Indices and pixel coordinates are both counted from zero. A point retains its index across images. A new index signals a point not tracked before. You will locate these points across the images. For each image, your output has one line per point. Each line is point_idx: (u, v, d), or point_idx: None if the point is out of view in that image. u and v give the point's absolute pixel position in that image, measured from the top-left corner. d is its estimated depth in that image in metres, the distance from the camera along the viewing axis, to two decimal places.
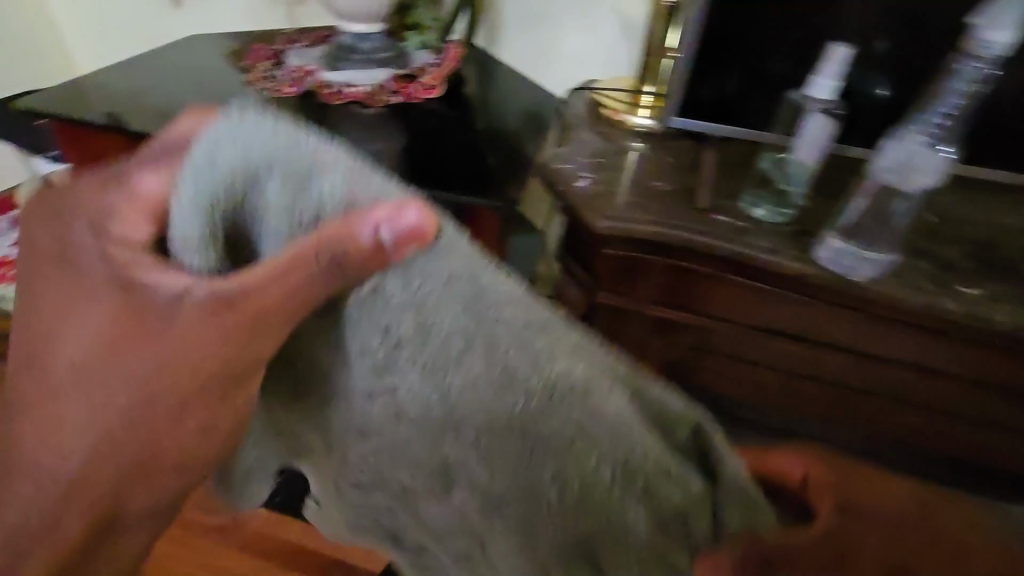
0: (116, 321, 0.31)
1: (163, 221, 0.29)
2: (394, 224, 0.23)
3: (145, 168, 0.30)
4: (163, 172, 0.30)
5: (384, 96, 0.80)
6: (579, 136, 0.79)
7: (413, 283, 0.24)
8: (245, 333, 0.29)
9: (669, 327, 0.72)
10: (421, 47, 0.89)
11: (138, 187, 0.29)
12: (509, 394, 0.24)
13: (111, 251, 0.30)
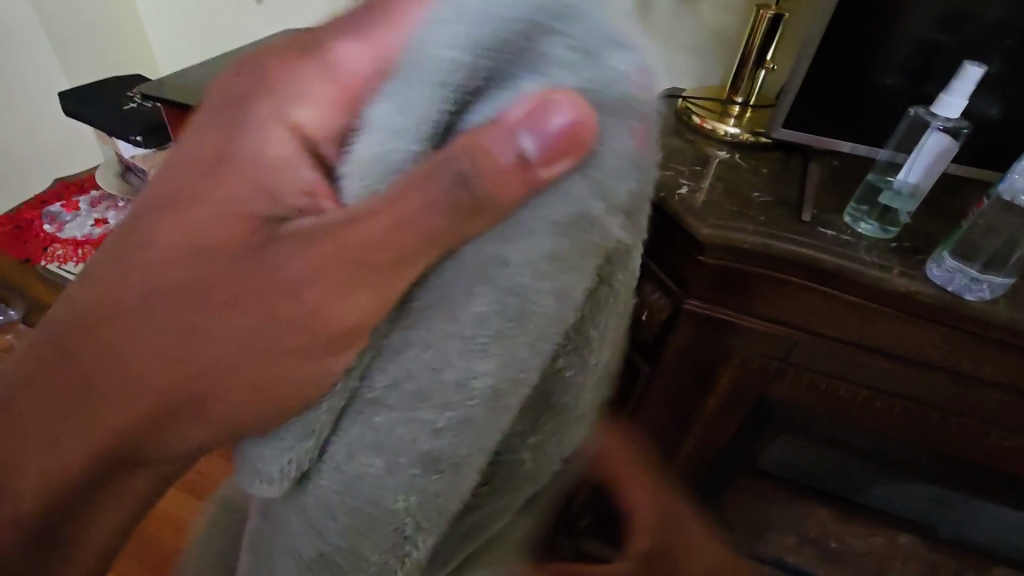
0: (243, 225, 0.23)
1: (355, 109, 0.22)
2: (566, 130, 0.21)
3: (353, 34, 0.22)
4: (371, 42, 0.22)
5: None
6: (669, 142, 0.79)
7: (582, 218, 0.22)
8: (362, 266, 0.23)
9: (756, 337, 0.73)
10: None
11: (343, 61, 0.22)
12: (567, 357, 0.26)
13: (281, 132, 0.23)
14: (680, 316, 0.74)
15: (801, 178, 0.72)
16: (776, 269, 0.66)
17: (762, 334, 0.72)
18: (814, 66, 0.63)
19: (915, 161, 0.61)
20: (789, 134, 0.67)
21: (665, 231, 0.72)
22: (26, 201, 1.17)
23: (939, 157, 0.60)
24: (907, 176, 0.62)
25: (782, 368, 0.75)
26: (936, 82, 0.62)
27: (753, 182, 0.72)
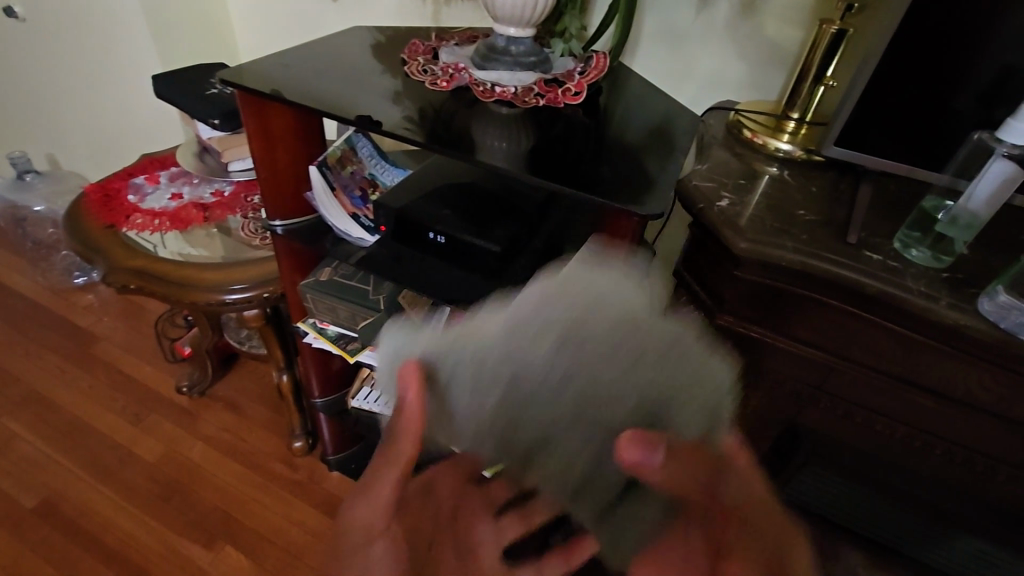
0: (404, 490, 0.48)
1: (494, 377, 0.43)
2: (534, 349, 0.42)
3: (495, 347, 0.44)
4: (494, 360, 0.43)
5: (530, 98, 0.85)
6: (715, 156, 0.79)
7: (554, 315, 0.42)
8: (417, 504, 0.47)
9: (790, 359, 0.70)
10: (565, 54, 0.91)
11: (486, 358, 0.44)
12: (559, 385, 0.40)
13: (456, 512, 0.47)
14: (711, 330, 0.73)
15: (850, 199, 0.70)
16: (817, 291, 0.64)
17: (797, 358, 0.69)
18: (870, 84, 0.61)
19: (975, 194, 0.58)
20: (838, 152, 0.66)
21: (704, 243, 0.71)
22: (116, 171, 1.28)
23: (1001, 190, 0.57)
24: (963, 210, 0.59)
25: (815, 395, 0.72)
26: (1006, 106, 0.58)
27: (799, 201, 0.69)
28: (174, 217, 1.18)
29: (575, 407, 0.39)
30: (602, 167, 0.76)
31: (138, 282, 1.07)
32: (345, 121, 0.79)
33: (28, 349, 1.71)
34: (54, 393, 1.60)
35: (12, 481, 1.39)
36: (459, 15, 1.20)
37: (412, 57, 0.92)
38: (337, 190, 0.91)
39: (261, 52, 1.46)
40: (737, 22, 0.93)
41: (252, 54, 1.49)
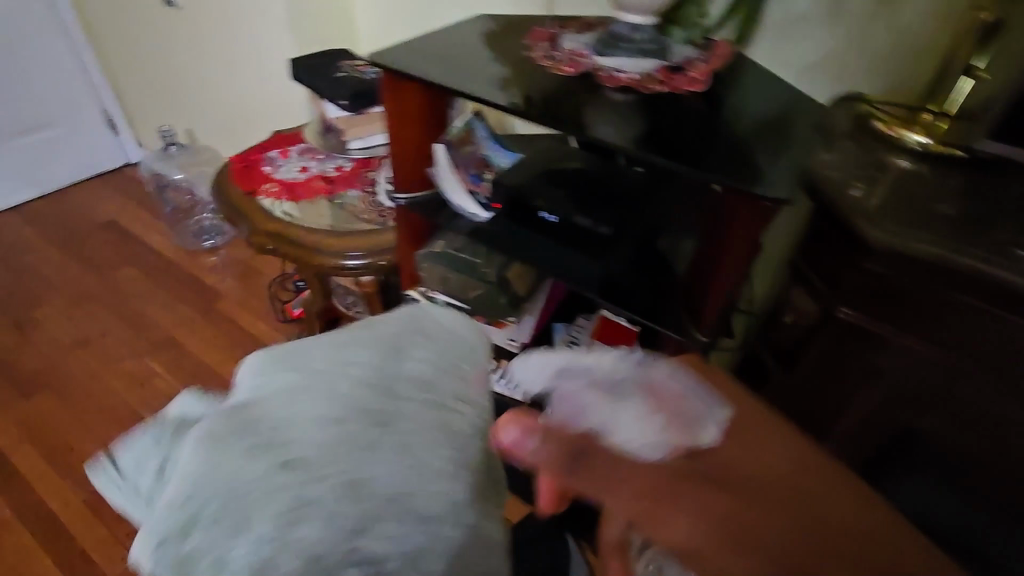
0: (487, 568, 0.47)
1: None
2: None
3: None
4: None
5: (650, 85, 0.85)
6: (842, 145, 0.77)
7: None
8: None
9: (910, 357, 0.69)
10: (685, 42, 0.91)
11: None
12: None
13: None
14: (830, 321, 0.73)
15: (993, 195, 0.68)
16: (951, 287, 0.62)
17: (915, 355, 0.69)
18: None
19: (666, 427, 0.47)
20: (607, 371, 0.51)
21: (827, 229, 0.71)
22: (254, 145, 1.44)
23: (684, 437, 0.47)
24: (704, 439, 0.48)
25: (935, 398, 0.70)
26: None
27: (532, 453, 0.45)
28: (303, 189, 1.31)
29: None
30: (723, 148, 0.76)
31: (273, 244, 1.19)
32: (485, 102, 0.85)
33: (166, 301, 1.94)
34: (186, 341, 1.81)
35: (152, 412, 1.60)
36: (573, 4, 1.23)
37: (534, 43, 0.95)
38: (458, 166, 0.98)
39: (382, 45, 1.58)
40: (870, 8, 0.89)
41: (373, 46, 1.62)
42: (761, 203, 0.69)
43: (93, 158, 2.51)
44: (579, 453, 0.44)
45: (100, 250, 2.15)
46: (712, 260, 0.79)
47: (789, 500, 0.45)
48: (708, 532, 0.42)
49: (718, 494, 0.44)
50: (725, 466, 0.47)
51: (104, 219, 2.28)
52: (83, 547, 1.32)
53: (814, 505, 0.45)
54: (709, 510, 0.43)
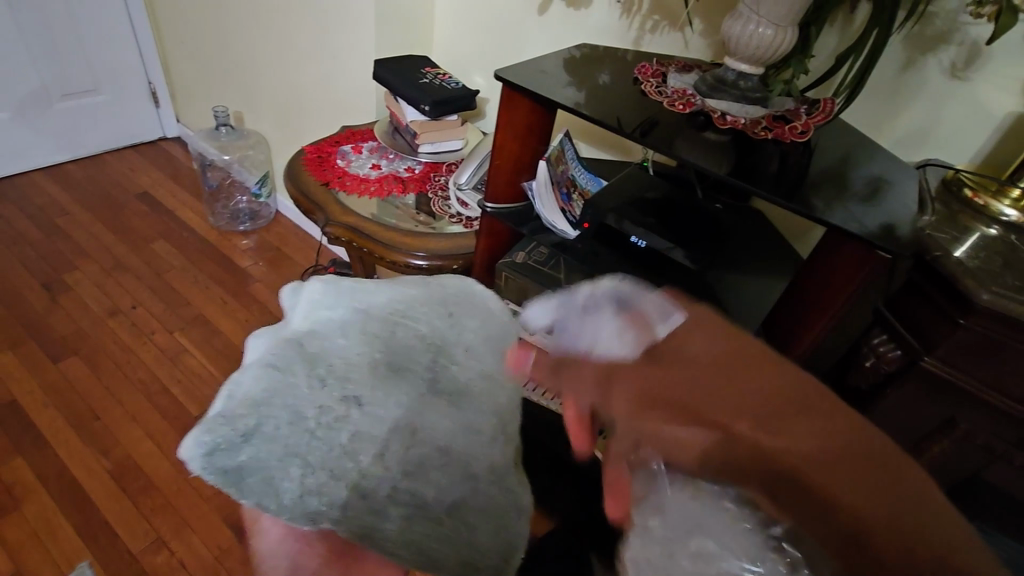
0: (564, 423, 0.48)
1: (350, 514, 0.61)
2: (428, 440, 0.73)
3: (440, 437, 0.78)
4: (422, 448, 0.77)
5: (758, 130, 0.91)
6: (933, 209, 0.84)
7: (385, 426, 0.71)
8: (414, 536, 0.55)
9: (997, 414, 0.73)
10: (785, 93, 0.98)
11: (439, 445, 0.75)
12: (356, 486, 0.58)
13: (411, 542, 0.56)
14: (914, 369, 0.76)
15: None
16: None
17: (1002, 413, 0.72)
18: None
19: (632, 333, 0.43)
20: (589, 297, 0.50)
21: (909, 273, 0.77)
22: (325, 138, 1.46)
23: (640, 332, 0.43)
24: (681, 332, 0.41)
25: (1012, 453, 0.74)
26: None
27: (534, 366, 0.53)
28: (376, 185, 1.34)
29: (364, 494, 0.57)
30: (813, 194, 0.85)
31: (347, 235, 1.21)
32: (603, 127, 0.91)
33: (197, 279, 1.93)
34: (216, 320, 1.80)
35: (182, 389, 1.58)
36: (657, 46, 1.30)
37: (645, 77, 1.02)
38: (553, 184, 1.03)
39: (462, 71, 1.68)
40: (950, 85, 0.95)
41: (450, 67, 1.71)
42: (876, 258, 0.76)
43: (131, 128, 2.51)
44: (558, 365, 0.48)
45: (133, 219, 2.14)
46: (813, 301, 0.84)
47: (768, 377, 0.38)
48: (681, 418, 0.38)
49: (677, 379, 0.39)
50: (700, 354, 0.40)
51: (139, 190, 2.28)
52: (103, 518, 1.29)
53: (813, 410, 0.36)
54: (664, 396, 0.39)
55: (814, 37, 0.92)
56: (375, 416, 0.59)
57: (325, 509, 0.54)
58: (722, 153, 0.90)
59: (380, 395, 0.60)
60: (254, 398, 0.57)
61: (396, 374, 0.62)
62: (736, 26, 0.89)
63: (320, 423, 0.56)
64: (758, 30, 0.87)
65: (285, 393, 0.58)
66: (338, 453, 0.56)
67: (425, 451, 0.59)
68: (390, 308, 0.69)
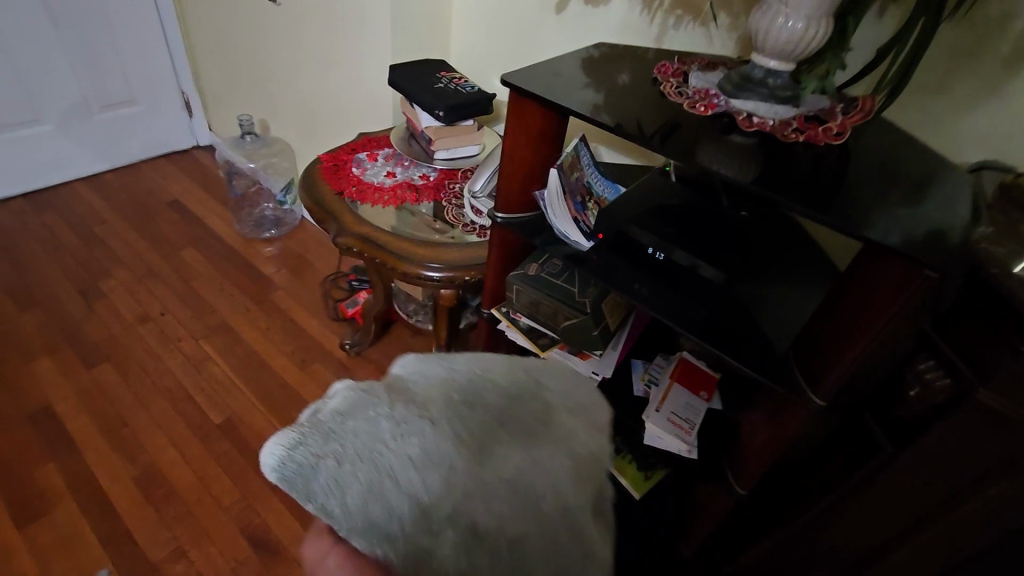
0: None
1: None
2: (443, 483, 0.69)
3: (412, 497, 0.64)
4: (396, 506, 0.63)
5: (788, 131, 0.82)
6: (991, 218, 0.74)
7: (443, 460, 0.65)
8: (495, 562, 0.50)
9: None
10: (819, 91, 0.90)
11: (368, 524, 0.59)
12: (435, 524, 0.50)
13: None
14: (971, 403, 0.67)
15: None
16: None
17: None
18: None
19: None
20: None
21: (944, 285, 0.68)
22: (341, 145, 1.44)
23: None
24: None
25: None
26: None
27: None
28: (390, 194, 1.31)
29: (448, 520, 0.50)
30: (843, 200, 0.76)
31: (359, 247, 1.18)
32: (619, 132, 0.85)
33: (222, 286, 1.96)
34: (240, 328, 1.82)
35: (205, 396, 1.60)
36: (680, 43, 1.23)
37: (664, 76, 0.94)
38: (565, 193, 0.96)
39: (479, 73, 1.64)
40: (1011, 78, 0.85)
41: (467, 71, 1.67)
42: (923, 275, 0.67)
43: (164, 137, 2.57)
44: None
45: (165, 227, 2.18)
46: (850, 323, 0.75)
47: None
48: None
49: None
50: None
51: (170, 199, 2.34)
52: (125, 527, 1.30)
53: None
54: None
55: (852, 30, 0.85)
56: (452, 439, 0.54)
57: (387, 527, 0.49)
58: (747, 156, 0.83)
59: (460, 427, 0.55)
60: (342, 418, 0.54)
61: (481, 413, 0.57)
62: (764, 19, 0.82)
63: (397, 437, 0.52)
64: (788, 23, 0.80)
65: (366, 419, 0.53)
66: (405, 472, 0.50)
67: (491, 481, 0.53)
68: (470, 362, 0.64)
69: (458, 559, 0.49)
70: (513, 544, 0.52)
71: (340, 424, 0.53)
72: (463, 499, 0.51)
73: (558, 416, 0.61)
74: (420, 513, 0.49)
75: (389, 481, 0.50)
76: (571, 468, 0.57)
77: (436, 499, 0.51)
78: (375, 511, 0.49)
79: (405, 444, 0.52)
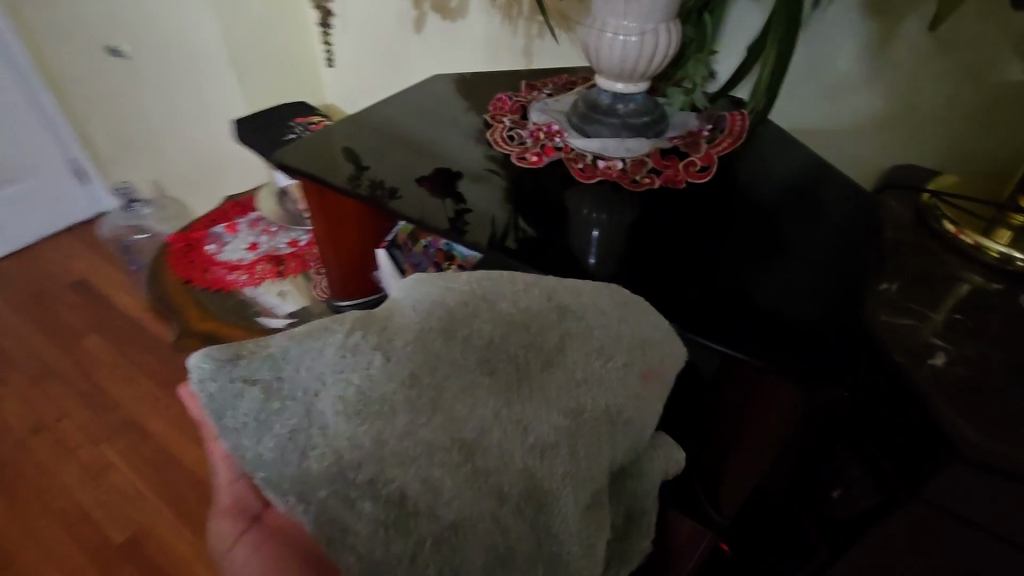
0: None
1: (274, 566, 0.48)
2: None
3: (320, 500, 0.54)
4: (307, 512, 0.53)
5: (639, 175, 0.65)
6: (897, 260, 0.59)
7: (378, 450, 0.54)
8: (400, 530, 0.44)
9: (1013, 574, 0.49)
10: (684, 107, 0.72)
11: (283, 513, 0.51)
12: (342, 482, 0.43)
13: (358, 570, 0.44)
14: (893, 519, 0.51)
15: None
16: None
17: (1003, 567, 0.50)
18: None
19: None
20: None
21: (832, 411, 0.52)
22: (199, 218, 1.28)
23: None
24: None
25: None
26: None
27: None
28: (248, 272, 1.14)
29: (363, 480, 0.43)
30: (708, 272, 0.59)
31: (205, 349, 1.04)
32: (433, 207, 0.67)
33: (128, 374, 1.78)
34: (148, 421, 1.65)
35: (105, 511, 1.44)
36: (549, 52, 1.05)
37: (497, 118, 0.77)
38: (406, 270, 0.79)
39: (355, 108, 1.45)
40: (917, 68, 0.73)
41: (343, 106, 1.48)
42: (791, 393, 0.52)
43: (62, 210, 2.37)
44: None
45: (65, 312, 2.00)
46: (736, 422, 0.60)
47: None
48: None
49: None
50: None
51: (72, 277, 2.16)
52: None
53: None
54: None
55: (712, 29, 0.68)
56: (410, 390, 0.45)
57: (307, 480, 0.43)
58: (589, 214, 0.65)
59: (423, 374, 0.46)
60: (286, 344, 0.46)
61: (461, 357, 0.47)
62: (591, 36, 0.65)
63: (334, 375, 0.45)
64: (619, 38, 0.63)
65: (317, 348, 0.46)
66: (336, 419, 0.44)
67: (437, 442, 0.45)
68: (474, 284, 0.52)
69: (362, 531, 0.43)
70: (447, 524, 0.44)
71: (281, 351, 0.46)
72: (391, 457, 0.44)
73: (563, 359, 0.49)
74: (336, 470, 0.43)
75: (304, 421, 0.44)
76: (556, 436, 0.47)
77: (356, 452, 0.43)
78: (297, 469, 0.43)
79: (348, 383, 0.45)
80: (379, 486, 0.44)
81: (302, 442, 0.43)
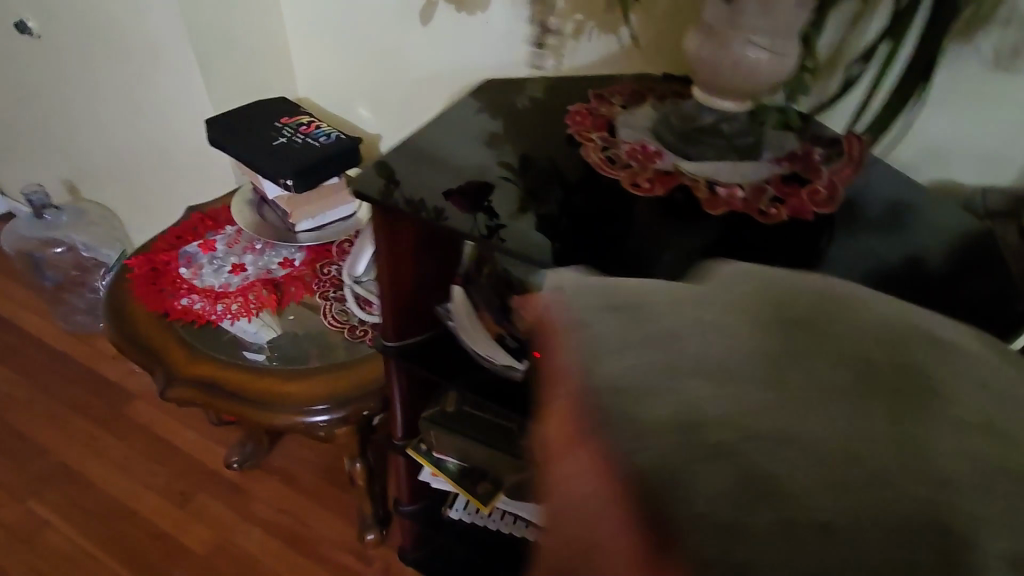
0: None
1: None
2: None
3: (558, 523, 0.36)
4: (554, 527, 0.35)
5: (763, 205, 0.60)
6: None
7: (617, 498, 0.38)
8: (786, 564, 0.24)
9: None
10: (782, 126, 0.68)
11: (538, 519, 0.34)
12: (697, 459, 0.26)
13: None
14: None
15: None
16: None
17: None
18: None
19: None
20: None
21: None
22: (162, 235, 1.08)
23: None
24: None
25: None
26: None
27: None
28: (239, 301, 0.98)
29: (722, 462, 0.26)
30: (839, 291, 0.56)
31: (202, 398, 0.89)
32: (534, 246, 0.59)
33: (50, 411, 1.49)
34: (83, 469, 1.39)
35: None
36: (586, 52, 0.95)
37: (582, 135, 0.69)
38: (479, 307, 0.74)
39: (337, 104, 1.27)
40: None
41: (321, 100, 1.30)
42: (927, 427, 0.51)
43: None
44: None
45: None
46: None
47: None
48: None
49: None
50: None
51: None
52: None
53: None
54: None
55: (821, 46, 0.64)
56: (755, 404, 0.27)
57: (641, 439, 0.26)
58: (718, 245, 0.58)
59: (786, 379, 0.28)
60: (626, 286, 0.32)
61: (829, 360, 0.29)
62: (709, 52, 0.58)
63: (698, 315, 0.30)
64: (746, 56, 0.57)
65: (665, 305, 0.31)
66: (705, 370, 0.28)
67: (779, 455, 0.26)
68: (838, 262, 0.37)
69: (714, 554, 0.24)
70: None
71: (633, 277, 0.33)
72: (774, 443, 0.26)
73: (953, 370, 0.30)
74: (694, 439, 0.26)
75: (657, 359, 0.28)
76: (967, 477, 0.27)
77: (722, 417, 0.27)
78: (582, 429, 0.28)
79: (717, 324, 0.30)
80: (746, 481, 0.25)
81: (656, 384, 0.28)
